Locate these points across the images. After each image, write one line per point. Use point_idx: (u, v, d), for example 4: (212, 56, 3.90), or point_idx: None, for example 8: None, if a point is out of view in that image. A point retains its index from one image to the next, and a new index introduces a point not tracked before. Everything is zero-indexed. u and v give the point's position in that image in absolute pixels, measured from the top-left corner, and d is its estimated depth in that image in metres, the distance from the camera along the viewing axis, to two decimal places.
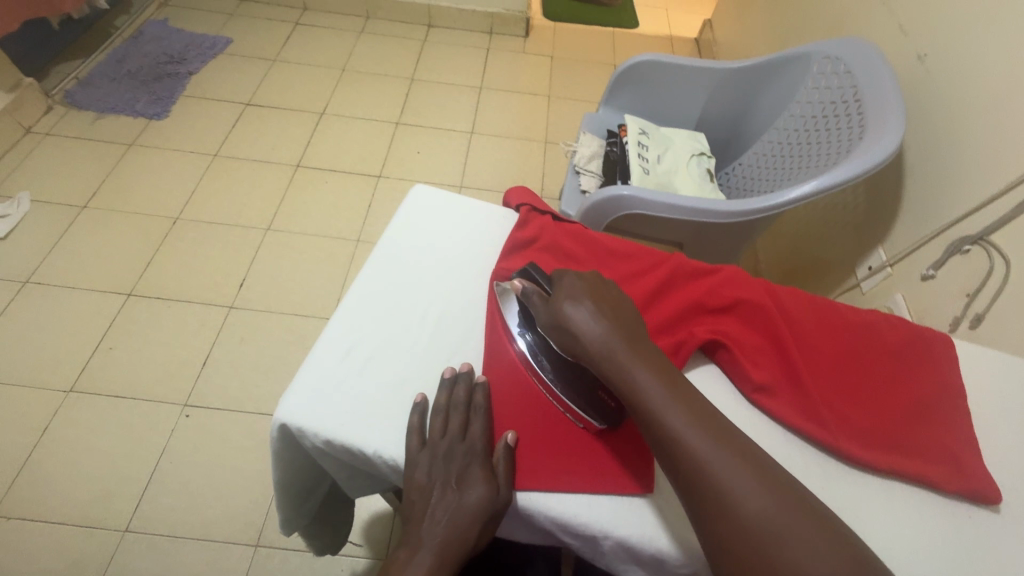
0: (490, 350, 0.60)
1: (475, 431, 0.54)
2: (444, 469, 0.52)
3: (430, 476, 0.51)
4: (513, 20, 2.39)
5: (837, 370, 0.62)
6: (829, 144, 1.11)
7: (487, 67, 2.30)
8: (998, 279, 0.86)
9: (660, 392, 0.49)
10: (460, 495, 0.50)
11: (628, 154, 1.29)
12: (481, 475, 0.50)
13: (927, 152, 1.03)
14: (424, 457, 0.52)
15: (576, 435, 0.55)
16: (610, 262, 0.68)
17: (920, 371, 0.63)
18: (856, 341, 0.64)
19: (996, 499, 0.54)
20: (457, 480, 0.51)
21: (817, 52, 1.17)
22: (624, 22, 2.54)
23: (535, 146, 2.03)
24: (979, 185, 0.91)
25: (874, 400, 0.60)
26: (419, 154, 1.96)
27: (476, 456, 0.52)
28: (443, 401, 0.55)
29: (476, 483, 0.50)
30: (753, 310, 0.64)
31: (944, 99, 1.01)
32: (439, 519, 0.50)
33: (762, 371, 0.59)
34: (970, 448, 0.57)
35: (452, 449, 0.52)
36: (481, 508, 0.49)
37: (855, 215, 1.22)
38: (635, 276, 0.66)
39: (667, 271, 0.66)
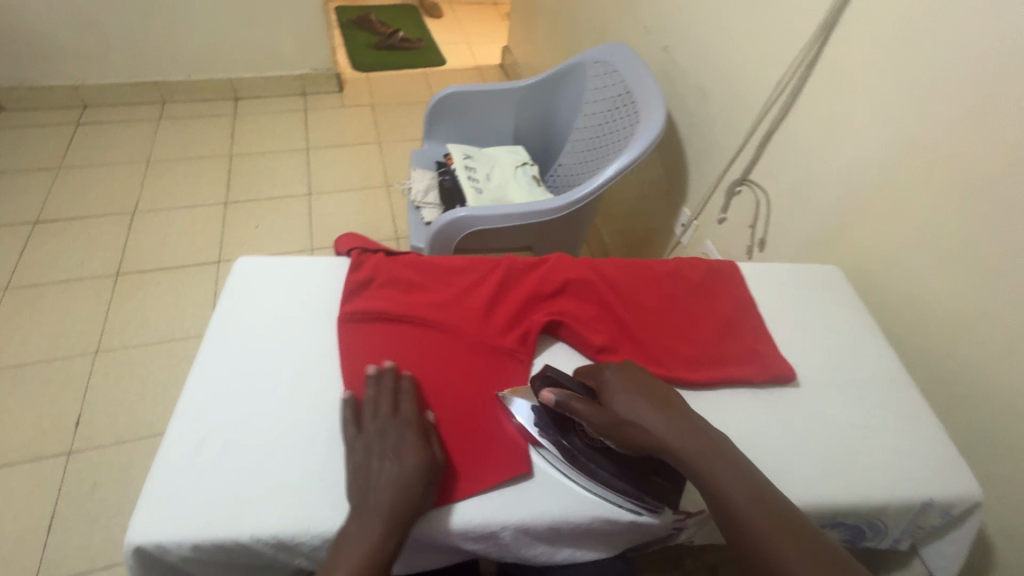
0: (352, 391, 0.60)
1: (405, 407, 0.56)
2: (381, 444, 0.54)
3: (367, 454, 0.53)
4: (324, 78, 2.40)
5: (658, 316, 0.72)
6: (618, 132, 1.29)
7: (309, 127, 2.28)
8: (765, 208, 1.06)
9: (727, 470, 0.52)
10: (397, 466, 0.52)
11: (460, 180, 1.37)
12: (417, 443, 0.53)
13: (691, 122, 1.25)
14: (362, 444, 0.54)
15: (450, 437, 0.58)
16: (452, 278, 0.72)
17: (720, 296, 0.75)
18: (668, 287, 0.75)
19: (794, 377, 0.67)
20: (393, 450, 0.53)
21: (587, 59, 1.37)
22: (432, 62, 2.69)
23: (378, 193, 2.05)
24: (730, 138, 1.13)
25: (692, 330, 0.71)
26: (260, 228, 1.87)
27: (410, 431, 0.54)
28: (373, 396, 0.57)
29: (412, 451, 0.53)
30: (582, 286, 0.72)
31: (689, 78, 1.24)
32: (381, 493, 0.51)
33: (600, 335, 0.67)
34: (767, 345, 0.70)
35: (386, 425, 0.55)
36: (418, 471, 0.52)
37: (660, 185, 1.42)
38: (475, 286, 0.71)
39: (502, 273, 0.72)
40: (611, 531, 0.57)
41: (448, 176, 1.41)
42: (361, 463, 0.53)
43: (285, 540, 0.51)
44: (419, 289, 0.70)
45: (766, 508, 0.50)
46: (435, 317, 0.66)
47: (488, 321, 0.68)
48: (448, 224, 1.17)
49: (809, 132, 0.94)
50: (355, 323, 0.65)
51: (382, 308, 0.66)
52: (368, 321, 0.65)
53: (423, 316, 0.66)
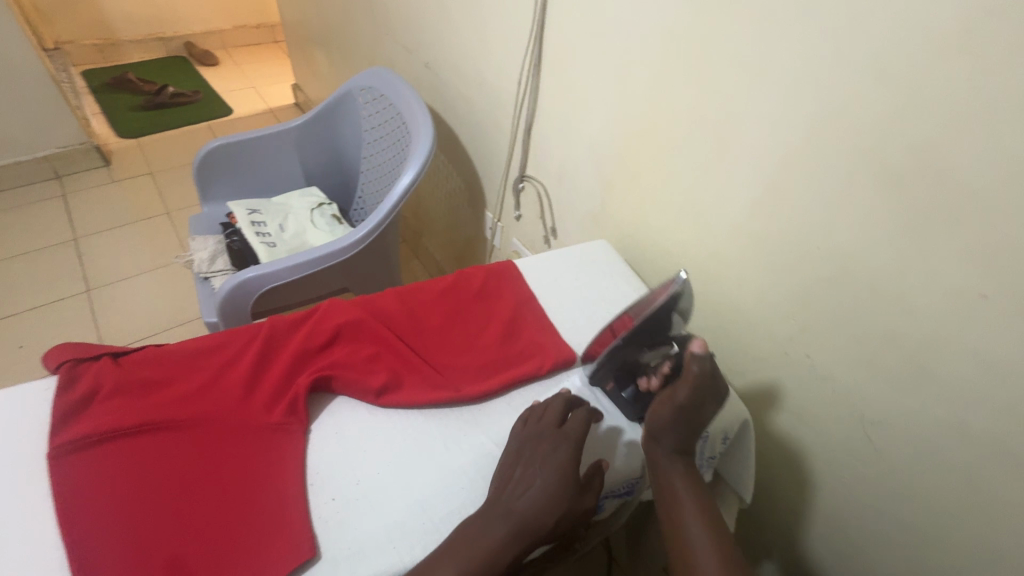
0: (69, 536, 0.48)
1: (570, 424, 0.59)
2: (534, 449, 0.57)
3: (518, 456, 0.57)
4: (80, 154, 2.06)
5: (440, 337, 0.71)
6: (401, 155, 1.27)
7: (73, 214, 1.94)
8: (547, 198, 1.12)
9: (688, 489, 0.58)
10: (539, 479, 0.54)
11: (248, 238, 1.25)
12: (566, 458, 0.55)
13: (468, 130, 1.28)
14: (525, 445, 0.57)
15: (218, 547, 0.50)
16: (206, 362, 0.64)
17: (500, 298, 0.77)
18: (448, 304, 0.75)
19: (574, 357, 0.70)
20: (539, 460, 0.55)
21: (353, 87, 1.33)
22: (215, 114, 2.46)
23: (178, 268, 1.81)
24: (502, 139, 1.17)
25: (476, 340, 0.71)
26: (25, 348, 1.54)
27: (562, 448, 0.56)
28: (564, 409, 0.61)
29: (559, 464, 0.55)
30: (357, 329, 0.68)
31: (454, 90, 1.26)
32: (516, 500, 0.53)
33: (379, 375, 0.64)
34: (548, 333, 0.73)
35: (550, 437, 0.57)
36: (562, 483, 0.54)
37: (463, 195, 1.43)
38: (231, 363, 0.63)
39: (262, 341, 0.65)
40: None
41: (236, 237, 1.27)
42: (510, 460, 0.57)
43: None
44: (165, 386, 0.61)
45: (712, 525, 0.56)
46: (183, 414, 0.57)
47: (250, 398, 0.60)
48: (235, 290, 1.05)
49: (558, 122, 1.01)
50: (73, 451, 0.54)
51: (110, 423, 0.55)
52: (94, 443, 0.54)
53: (167, 417, 0.57)
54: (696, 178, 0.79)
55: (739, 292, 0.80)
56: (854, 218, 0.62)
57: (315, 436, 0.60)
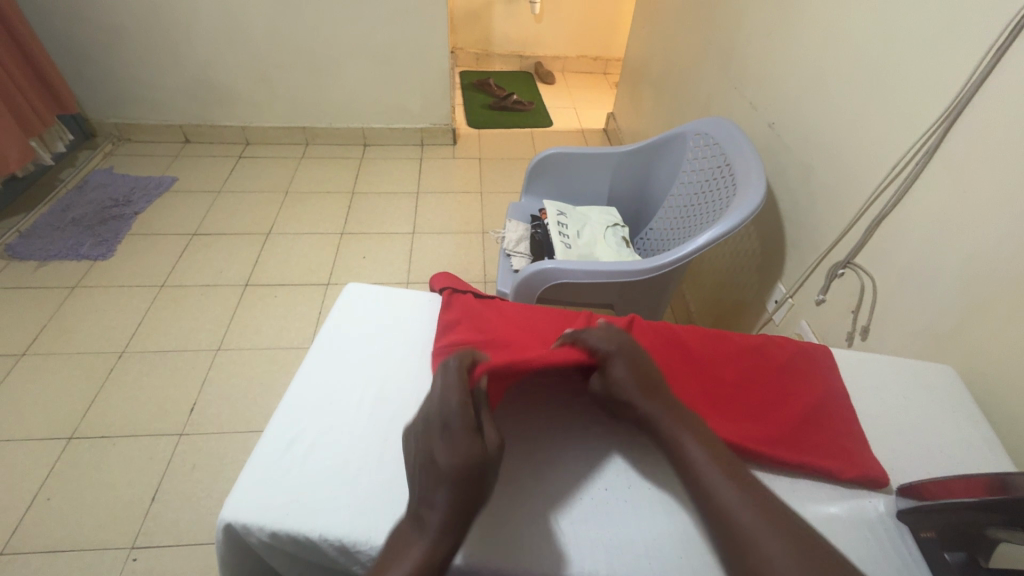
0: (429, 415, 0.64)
1: (453, 383, 0.56)
2: (435, 433, 0.54)
3: (427, 440, 0.55)
4: (441, 132, 2.66)
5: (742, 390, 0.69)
6: (714, 202, 1.29)
7: (421, 174, 2.51)
8: (871, 294, 1.00)
9: (694, 440, 0.59)
10: (437, 460, 0.52)
11: (551, 234, 1.43)
12: (465, 436, 0.53)
13: (793, 199, 1.22)
14: (421, 430, 0.56)
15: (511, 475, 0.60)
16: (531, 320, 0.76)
17: (808, 381, 0.71)
18: (750, 364, 0.73)
19: (886, 482, 0.61)
20: (446, 440, 0.53)
21: (689, 131, 1.40)
22: (539, 123, 2.88)
23: (474, 237, 2.19)
24: (836, 218, 1.09)
25: (773, 413, 0.67)
26: (366, 259, 2.06)
27: (449, 419, 0.54)
28: (447, 379, 0.57)
29: (460, 442, 0.53)
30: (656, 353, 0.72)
31: (794, 155, 1.22)
32: (435, 488, 0.52)
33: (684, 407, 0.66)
34: (858, 444, 0.65)
35: (435, 411, 0.55)
36: (458, 465, 0.52)
37: (755, 259, 1.38)
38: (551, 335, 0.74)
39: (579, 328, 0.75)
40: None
41: (541, 229, 1.48)
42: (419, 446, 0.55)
43: (348, 544, 0.55)
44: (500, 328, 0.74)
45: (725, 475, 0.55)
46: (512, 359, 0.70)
47: None
48: (535, 274, 1.22)
49: (926, 220, 0.89)
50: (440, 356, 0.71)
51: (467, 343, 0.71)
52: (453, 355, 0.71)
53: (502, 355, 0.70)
54: None
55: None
56: None
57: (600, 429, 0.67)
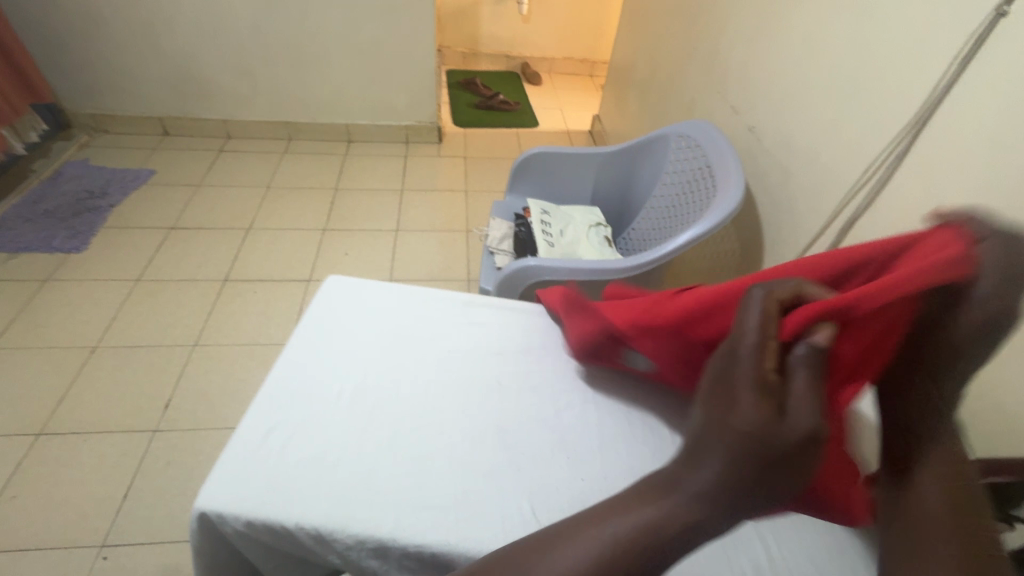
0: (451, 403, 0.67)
1: (755, 325, 0.45)
2: (745, 370, 0.41)
3: (721, 374, 0.42)
4: (427, 130, 2.66)
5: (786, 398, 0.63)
6: (693, 203, 1.31)
7: (406, 172, 2.50)
8: None
9: (931, 475, 0.51)
10: (726, 413, 0.39)
11: (534, 232, 1.44)
12: (764, 397, 0.38)
13: (771, 201, 1.24)
14: (715, 356, 0.45)
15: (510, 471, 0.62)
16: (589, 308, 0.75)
17: None
18: None
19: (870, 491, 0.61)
20: (741, 386, 0.40)
21: (672, 132, 1.42)
22: (525, 124, 2.89)
23: (458, 236, 2.19)
24: (811, 220, 1.12)
25: None
26: (348, 255, 2.05)
27: (743, 353, 0.43)
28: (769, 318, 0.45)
29: (762, 401, 0.38)
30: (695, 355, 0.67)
31: (773, 158, 1.25)
32: (710, 449, 0.39)
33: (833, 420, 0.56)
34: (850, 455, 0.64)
35: (737, 347, 0.43)
36: (754, 431, 0.37)
37: (734, 260, 1.41)
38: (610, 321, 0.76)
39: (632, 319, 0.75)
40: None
41: (524, 227, 1.49)
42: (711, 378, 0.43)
43: (324, 534, 0.54)
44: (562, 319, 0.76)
45: (952, 506, 0.48)
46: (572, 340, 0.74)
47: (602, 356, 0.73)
48: (517, 272, 1.22)
49: (896, 223, 0.91)
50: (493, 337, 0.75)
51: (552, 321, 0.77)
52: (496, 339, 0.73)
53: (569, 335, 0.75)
54: None
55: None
56: None
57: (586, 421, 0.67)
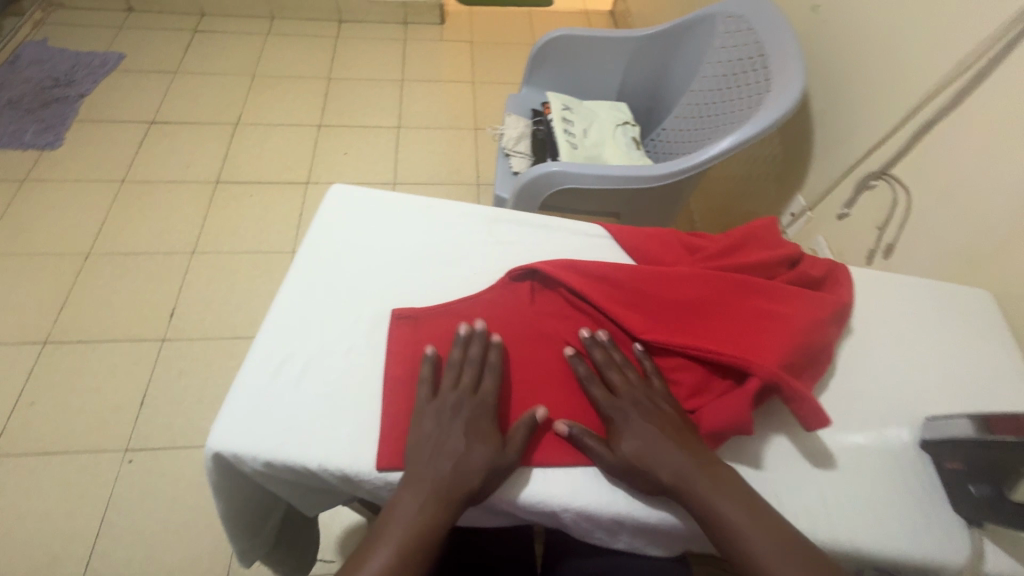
0: (464, 301, 0.62)
1: (470, 354, 0.56)
2: (449, 414, 0.52)
3: (438, 421, 0.51)
4: (427, 7, 2.33)
5: (756, 354, 0.53)
6: (740, 100, 1.16)
7: (406, 59, 2.24)
8: (902, 210, 0.92)
9: (725, 503, 0.48)
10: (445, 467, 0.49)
11: (555, 131, 1.29)
12: (462, 431, 0.51)
13: (830, 100, 1.09)
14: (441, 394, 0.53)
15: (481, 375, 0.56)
16: (667, 237, 0.68)
17: (824, 339, 0.58)
18: (775, 305, 0.58)
19: (816, 424, 0.52)
20: (448, 423, 0.51)
21: (720, 13, 1.21)
22: (538, 1, 2.53)
23: (465, 134, 2.01)
24: (880, 122, 0.97)
25: (760, 342, 0.54)
26: (347, 155, 1.89)
27: (455, 401, 0.53)
28: (456, 357, 0.55)
29: (475, 442, 0.50)
30: (678, 285, 0.60)
31: (838, 47, 1.07)
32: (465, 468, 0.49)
33: (674, 354, 0.57)
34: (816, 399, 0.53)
35: (459, 401, 0.53)
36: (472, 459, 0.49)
37: (774, 166, 1.27)
38: (671, 245, 0.67)
39: (687, 247, 0.67)
40: (519, 514, 0.53)
41: (543, 126, 1.33)
42: (430, 435, 0.51)
43: (350, 475, 0.51)
44: (627, 239, 0.68)
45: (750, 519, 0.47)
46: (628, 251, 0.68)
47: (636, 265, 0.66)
48: (537, 178, 1.11)
49: (988, 128, 0.78)
50: (562, 251, 0.68)
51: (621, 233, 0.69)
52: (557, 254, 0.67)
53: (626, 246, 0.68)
54: None
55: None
56: None
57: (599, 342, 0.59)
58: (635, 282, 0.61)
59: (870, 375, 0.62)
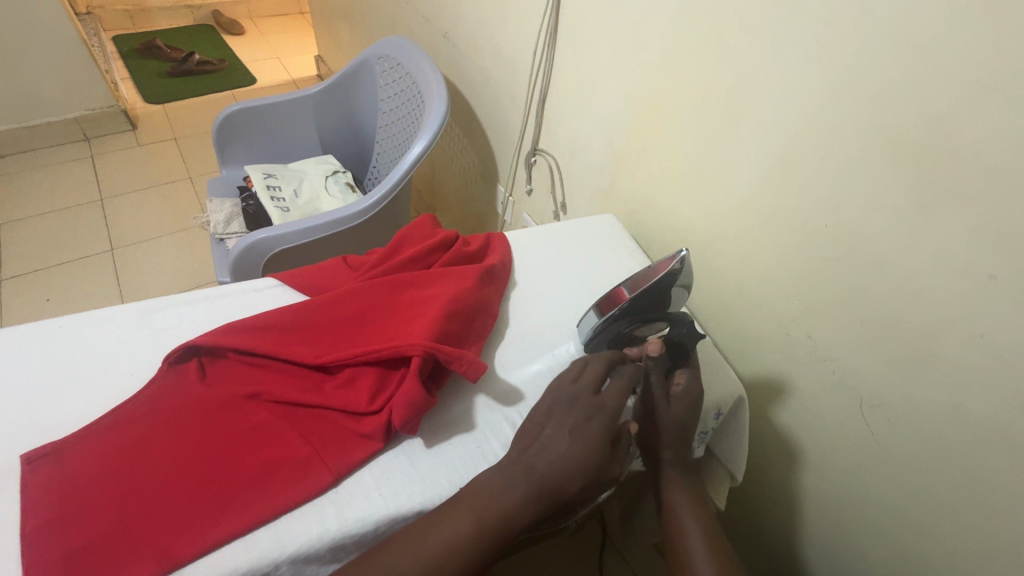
0: (116, 409, 0.56)
1: (587, 375, 0.58)
2: (571, 412, 0.56)
3: (551, 419, 0.56)
4: (108, 116, 2.11)
5: (409, 335, 0.58)
6: (413, 124, 1.27)
7: (100, 175, 1.99)
8: (558, 174, 1.11)
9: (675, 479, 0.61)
10: (538, 467, 0.53)
11: (262, 202, 1.27)
12: (583, 432, 0.54)
13: (483, 103, 1.27)
14: (568, 397, 0.57)
15: (151, 477, 0.52)
16: (332, 266, 0.72)
17: (476, 296, 0.66)
18: (426, 289, 0.66)
19: (476, 367, 0.59)
20: (573, 424, 0.55)
21: (371, 56, 1.33)
22: (238, 83, 2.48)
23: (196, 232, 1.85)
24: (518, 111, 1.16)
25: (413, 323, 0.61)
26: (51, 301, 1.60)
27: (581, 408, 0.56)
28: (596, 365, 0.59)
29: (588, 433, 0.54)
30: (338, 304, 0.64)
31: (471, 61, 1.25)
32: (552, 476, 0.52)
33: (349, 368, 0.60)
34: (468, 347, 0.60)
35: (577, 396, 0.57)
36: (570, 459, 0.52)
37: (476, 169, 1.43)
38: (337, 273, 0.71)
39: (352, 269, 0.72)
40: None
41: (251, 200, 1.30)
42: (548, 431, 0.55)
43: None
44: (294, 281, 0.70)
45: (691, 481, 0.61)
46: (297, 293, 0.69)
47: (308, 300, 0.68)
48: (246, 251, 1.07)
49: (573, 95, 0.99)
50: (229, 316, 0.66)
51: (288, 277, 0.71)
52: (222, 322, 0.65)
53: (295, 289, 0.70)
54: (704, 157, 0.78)
55: (756, 274, 0.76)
56: (861, 202, 0.61)
57: (279, 386, 0.59)
58: (298, 318, 0.62)
59: (535, 313, 0.73)
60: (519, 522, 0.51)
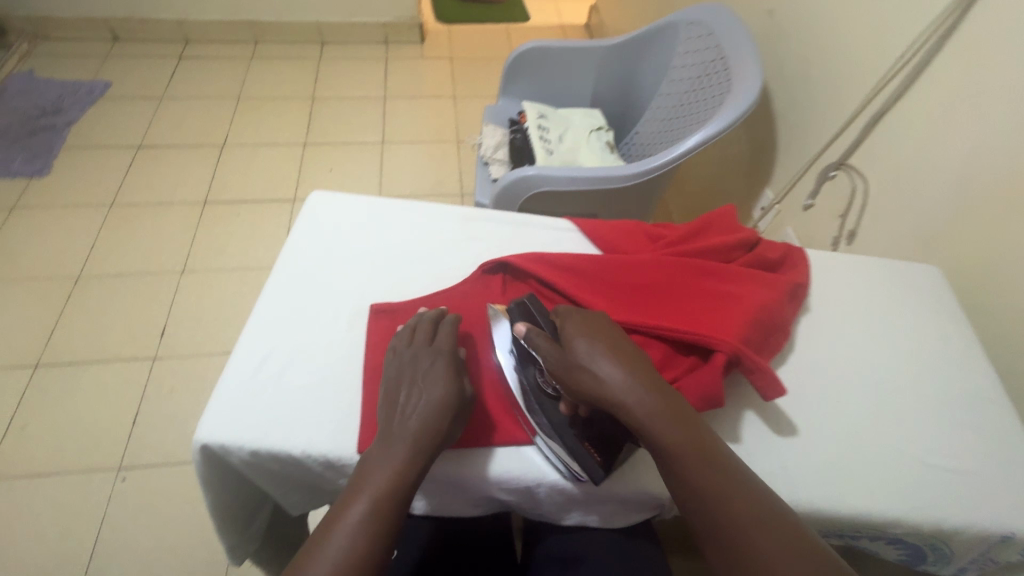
0: (442, 294, 0.65)
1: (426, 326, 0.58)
2: (412, 369, 0.54)
3: (399, 377, 0.54)
4: (407, 26, 2.39)
5: (714, 329, 0.56)
6: (705, 102, 1.20)
7: (388, 76, 2.30)
8: (861, 198, 0.97)
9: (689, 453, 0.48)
10: (401, 423, 0.51)
11: (530, 139, 1.34)
12: (438, 382, 0.53)
13: (789, 97, 1.14)
14: (409, 353, 0.56)
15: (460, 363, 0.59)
16: (631, 229, 0.72)
17: (780, 311, 0.61)
18: (731, 284, 0.62)
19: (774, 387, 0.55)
20: (423, 378, 0.53)
21: (681, 21, 1.27)
22: (515, 18, 2.60)
23: (447, 146, 2.06)
24: (836, 115, 1.02)
25: (716, 316, 0.58)
26: (334, 172, 1.93)
27: (423, 356, 0.55)
28: (413, 316, 0.59)
29: (439, 379, 0.53)
30: (641, 267, 0.64)
31: (793, 47, 1.12)
32: (423, 423, 0.50)
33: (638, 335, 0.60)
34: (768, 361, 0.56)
35: (417, 353, 0.55)
36: (428, 414, 0.51)
37: (743, 163, 1.32)
38: (634, 237, 0.71)
39: (649, 238, 0.71)
40: (498, 492, 0.56)
41: (519, 134, 1.38)
42: (393, 379, 0.54)
43: (332, 460, 0.53)
44: (593, 232, 0.72)
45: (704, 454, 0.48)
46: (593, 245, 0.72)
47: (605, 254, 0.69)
48: (515, 182, 1.14)
49: (933, 116, 0.83)
50: (532, 246, 0.71)
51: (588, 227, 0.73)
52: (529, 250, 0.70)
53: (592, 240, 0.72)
54: None
55: None
56: None
57: None
58: (602, 269, 0.64)
59: (825, 349, 0.65)
60: (406, 482, 0.48)
